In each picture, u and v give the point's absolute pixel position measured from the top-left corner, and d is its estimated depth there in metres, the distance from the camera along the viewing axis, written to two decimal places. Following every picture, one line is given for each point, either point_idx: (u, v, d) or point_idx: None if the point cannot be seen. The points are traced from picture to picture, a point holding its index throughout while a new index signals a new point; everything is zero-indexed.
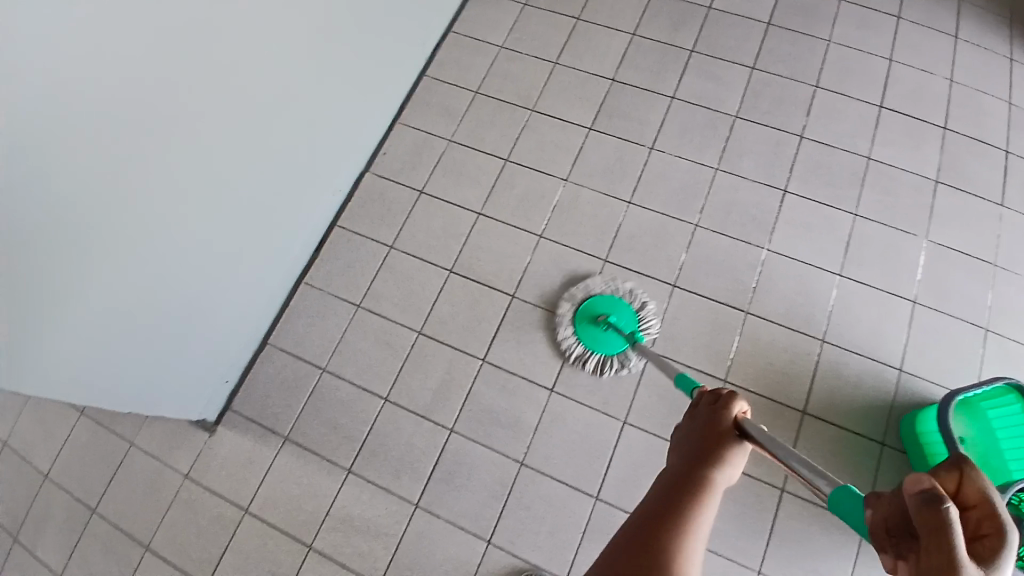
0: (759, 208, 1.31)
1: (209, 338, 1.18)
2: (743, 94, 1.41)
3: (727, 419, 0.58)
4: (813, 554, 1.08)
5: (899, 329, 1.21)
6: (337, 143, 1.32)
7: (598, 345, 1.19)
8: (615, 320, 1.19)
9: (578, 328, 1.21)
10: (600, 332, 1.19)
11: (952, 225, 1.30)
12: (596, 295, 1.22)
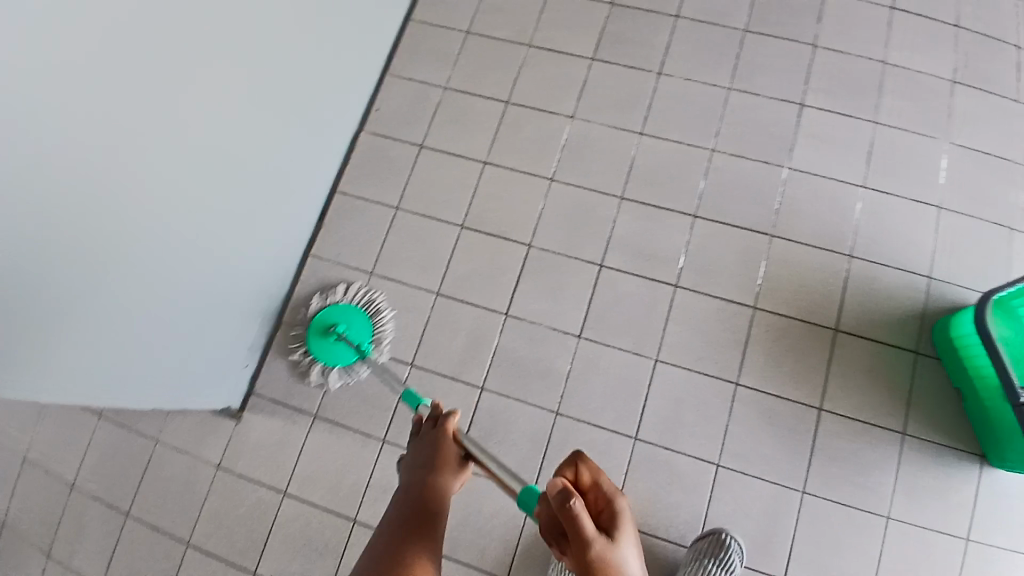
0: (779, 125, 1.24)
1: (223, 325, 1.13)
2: (750, 6, 1.33)
3: (450, 445, 0.68)
4: (857, 469, 1.09)
5: (928, 237, 1.18)
6: (330, 103, 1.23)
7: (330, 357, 1.21)
8: (344, 332, 1.20)
9: (310, 342, 1.21)
10: (330, 345, 1.21)
11: (976, 125, 1.26)
12: (321, 310, 1.23)
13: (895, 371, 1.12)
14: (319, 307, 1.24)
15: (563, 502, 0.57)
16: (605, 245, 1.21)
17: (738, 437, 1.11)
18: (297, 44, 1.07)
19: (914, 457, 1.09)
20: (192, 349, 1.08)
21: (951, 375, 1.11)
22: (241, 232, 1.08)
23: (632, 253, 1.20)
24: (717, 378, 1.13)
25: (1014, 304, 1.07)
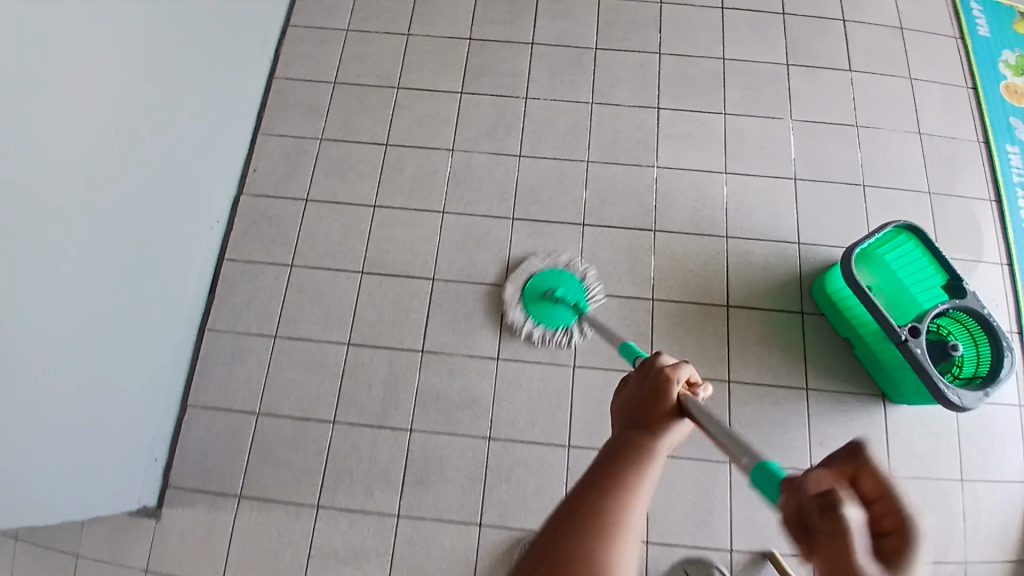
0: (641, 129, 1.36)
1: (123, 415, 1.06)
2: (598, 25, 1.44)
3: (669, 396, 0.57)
4: (773, 429, 1.16)
5: (790, 207, 1.31)
6: (201, 166, 1.20)
7: (546, 318, 1.18)
8: (563, 294, 1.19)
9: (530, 311, 1.19)
10: (549, 306, 1.19)
11: (815, 101, 1.39)
12: (537, 274, 1.21)
13: (785, 332, 1.22)
14: (536, 271, 1.22)
15: (824, 497, 0.39)
16: (505, 266, 1.25)
17: None
18: (163, 116, 1.05)
19: (821, 406, 1.18)
20: (95, 448, 1.00)
21: (838, 326, 1.21)
22: (122, 314, 1.02)
23: (531, 270, 1.25)
24: (632, 372, 1.19)
25: (879, 252, 1.17)
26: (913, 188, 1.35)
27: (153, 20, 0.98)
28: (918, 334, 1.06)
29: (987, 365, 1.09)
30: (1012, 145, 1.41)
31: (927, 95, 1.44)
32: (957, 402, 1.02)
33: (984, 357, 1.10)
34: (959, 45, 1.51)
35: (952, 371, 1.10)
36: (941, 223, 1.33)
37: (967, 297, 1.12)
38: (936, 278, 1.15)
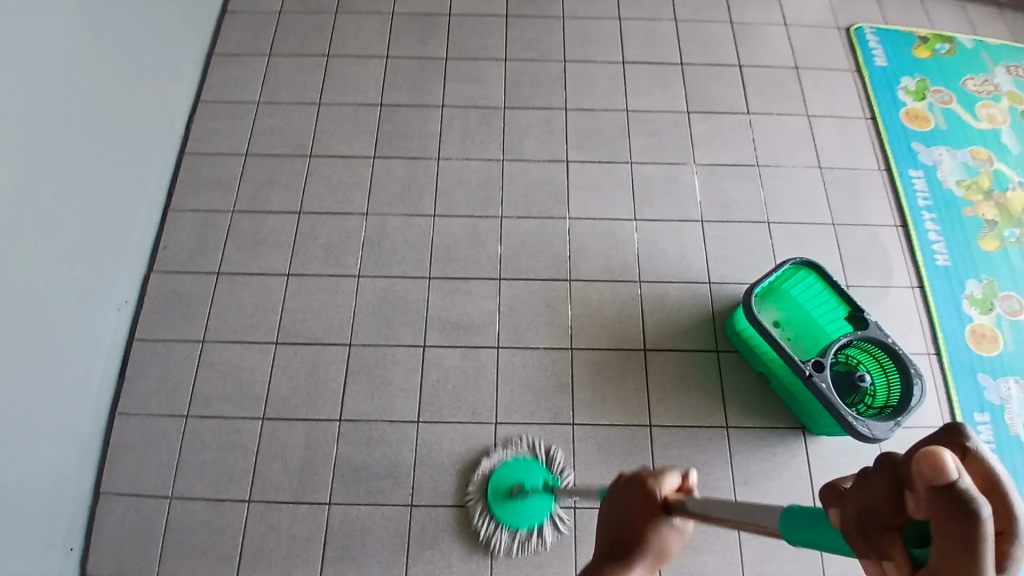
0: (551, 182, 1.40)
1: (20, 507, 1.00)
2: (505, 86, 1.50)
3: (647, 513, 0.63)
4: (699, 471, 1.16)
5: (698, 249, 1.34)
6: (97, 241, 1.19)
7: (521, 519, 1.10)
8: (528, 486, 1.11)
9: (498, 516, 1.10)
10: (518, 506, 1.11)
11: (716, 144, 1.45)
12: (496, 472, 1.12)
13: (702, 371, 1.24)
14: (490, 471, 1.13)
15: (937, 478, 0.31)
16: (423, 326, 1.26)
17: (586, 475, 1.15)
18: (42, 197, 1.05)
19: (743, 444, 1.18)
20: None
21: (752, 362, 1.23)
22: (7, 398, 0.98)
23: (447, 328, 1.26)
24: (554, 425, 1.18)
25: (783, 288, 1.21)
26: (816, 223, 1.38)
27: (22, 103, 1.01)
28: (822, 367, 1.07)
29: (897, 390, 1.08)
30: (915, 169, 1.45)
31: (828, 128, 1.48)
32: (865, 430, 1.02)
33: (895, 384, 1.09)
34: (856, 77, 1.56)
35: (865, 402, 1.10)
36: (849, 252, 1.36)
37: (870, 327, 1.13)
38: (840, 311, 1.17)
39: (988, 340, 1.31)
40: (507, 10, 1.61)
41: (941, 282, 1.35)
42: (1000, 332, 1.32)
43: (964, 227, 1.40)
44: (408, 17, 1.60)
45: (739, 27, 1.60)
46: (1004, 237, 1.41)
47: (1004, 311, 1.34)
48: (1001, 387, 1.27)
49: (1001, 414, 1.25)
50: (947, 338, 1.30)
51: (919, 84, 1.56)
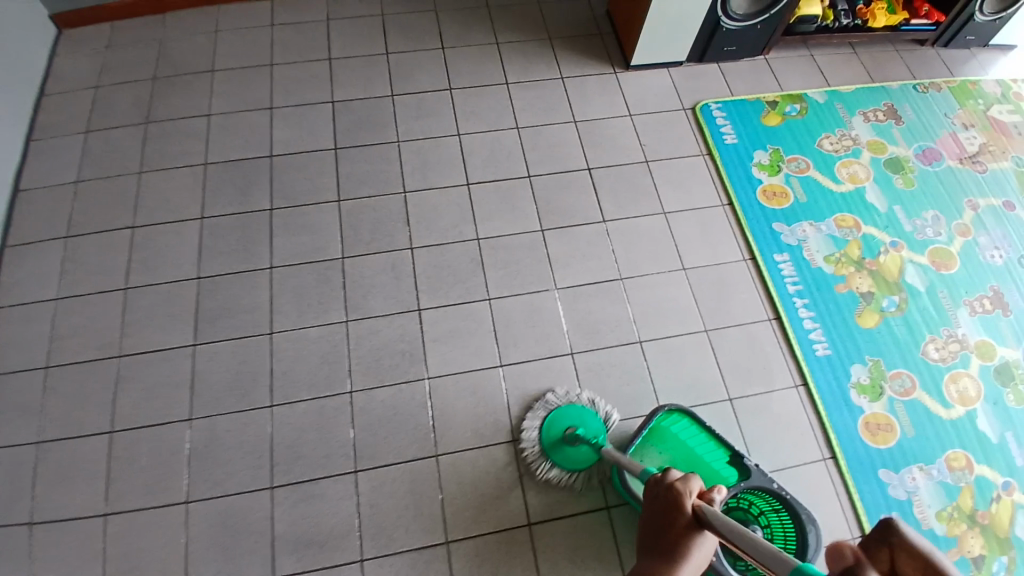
0: (404, 338, 1.24)
1: None
2: (342, 232, 1.34)
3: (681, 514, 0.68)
4: None
5: (572, 387, 1.21)
6: None
7: (579, 461, 1.13)
8: (585, 433, 1.14)
9: (556, 459, 1.13)
10: (575, 449, 1.14)
11: (578, 262, 1.34)
12: (551, 413, 1.16)
13: (595, 536, 1.11)
14: (547, 413, 1.17)
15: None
16: (271, 553, 1.08)
17: None
18: None
19: None
20: None
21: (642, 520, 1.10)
22: None
23: (300, 549, 1.08)
24: None
25: (660, 434, 1.10)
26: (688, 329, 1.30)
27: None
28: None
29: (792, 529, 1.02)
30: (781, 255, 1.42)
31: (687, 223, 1.42)
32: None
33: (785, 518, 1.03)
34: (708, 161, 1.51)
35: None
36: (728, 361, 1.28)
37: (754, 476, 1.05)
38: (721, 449, 1.08)
39: (882, 429, 1.29)
40: (336, 141, 1.46)
41: (827, 374, 1.32)
42: (895, 416, 1.31)
43: (842, 304, 1.40)
44: (226, 166, 1.43)
45: (585, 124, 1.51)
46: (883, 308, 1.42)
47: (895, 392, 1.34)
48: (905, 478, 1.25)
49: (910, 506, 1.23)
50: (840, 436, 1.26)
51: (773, 157, 1.55)
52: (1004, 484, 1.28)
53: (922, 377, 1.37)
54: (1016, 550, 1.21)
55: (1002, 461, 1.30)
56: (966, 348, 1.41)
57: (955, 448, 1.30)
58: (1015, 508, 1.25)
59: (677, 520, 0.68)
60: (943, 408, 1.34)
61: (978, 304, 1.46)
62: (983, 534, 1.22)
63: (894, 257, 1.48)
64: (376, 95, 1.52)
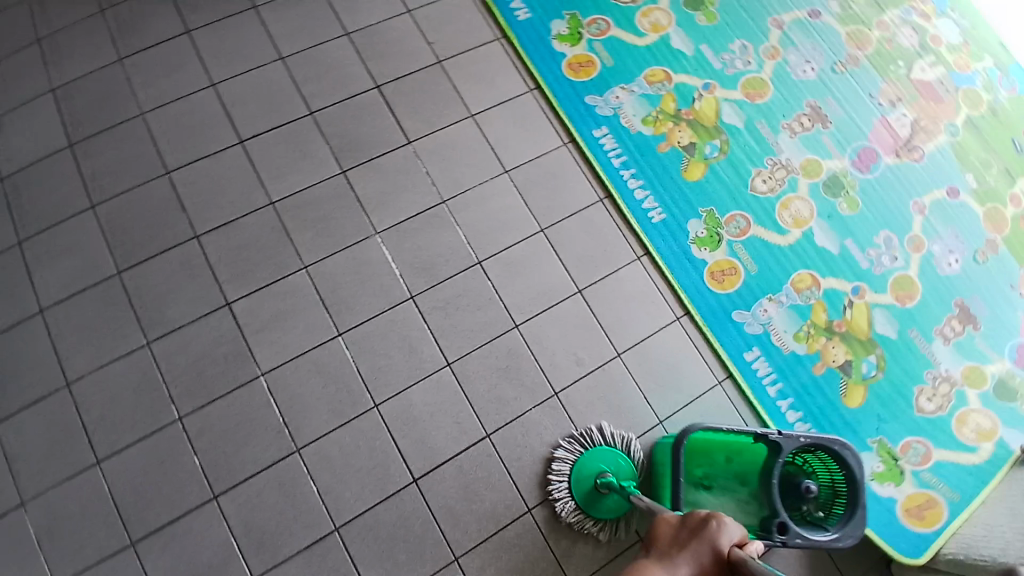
0: (221, 341, 1.08)
1: None
2: (110, 243, 1.13)
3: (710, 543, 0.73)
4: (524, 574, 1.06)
5: (561, 456, 1.12)
6: None
7: (615, 507, 1.10)
8: (617, 478, 1.12)
9: (597, 515, 1.10)
10: (608, 496, 1.11)
11: (393, 198, 1.21)
12: (576, 466, 1.11)
13: (483, 470, 1.10)
14: (573, 459, 1.13)
15: None
16: None
17: None
18: None
19: (551, 517, 1.10)
20: None
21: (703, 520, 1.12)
22: None
23: None
24: None
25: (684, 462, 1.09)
26: (525, 235, 1.24)
27: None
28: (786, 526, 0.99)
29: (839, 473, 1.08)
30: (599, 129, 1.36)
31: (499, 121, 1.31)
32: (850, 538, 1.03)
33: (823, 454, 1.09)
34: (505, 46, 1.38)
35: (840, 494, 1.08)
36: (572, 254, 1.25)
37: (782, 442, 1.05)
38: (744, 435, 1.08)
39: (728, 275, 1.33)
40: (70, 137, 1.20)
41: (664, 237, 1.31)
42: (737, 258, 1.35)
43: (667, 164, 1.38)
44: None
45: (359, 35, 1.31)
46: (706, 156, 1.41)
47: (732, 235, 1.36)
48: (758, 314, 1.31)
49: (768, 338, 1.31)
50: (689, 292, 1.29)
51: (571, 24, 1.44)
52: (854, 289, 1.38)
53: (757, 213, 1.39)
54: (878, 347, 1.35)
55: (846, 270, 1.39)
56: (794, 171, 1.44)
57: (801, 270, 1.37)
58: (869, 309, 1.37)
59: (701, 550, 0.74)
60: (780, 235, 1.39)
61: (797, 123, 1.48)
62: (843, 341, 1.34)
63: (708, 101, 1.45)
64: (100, 66, 1.25)
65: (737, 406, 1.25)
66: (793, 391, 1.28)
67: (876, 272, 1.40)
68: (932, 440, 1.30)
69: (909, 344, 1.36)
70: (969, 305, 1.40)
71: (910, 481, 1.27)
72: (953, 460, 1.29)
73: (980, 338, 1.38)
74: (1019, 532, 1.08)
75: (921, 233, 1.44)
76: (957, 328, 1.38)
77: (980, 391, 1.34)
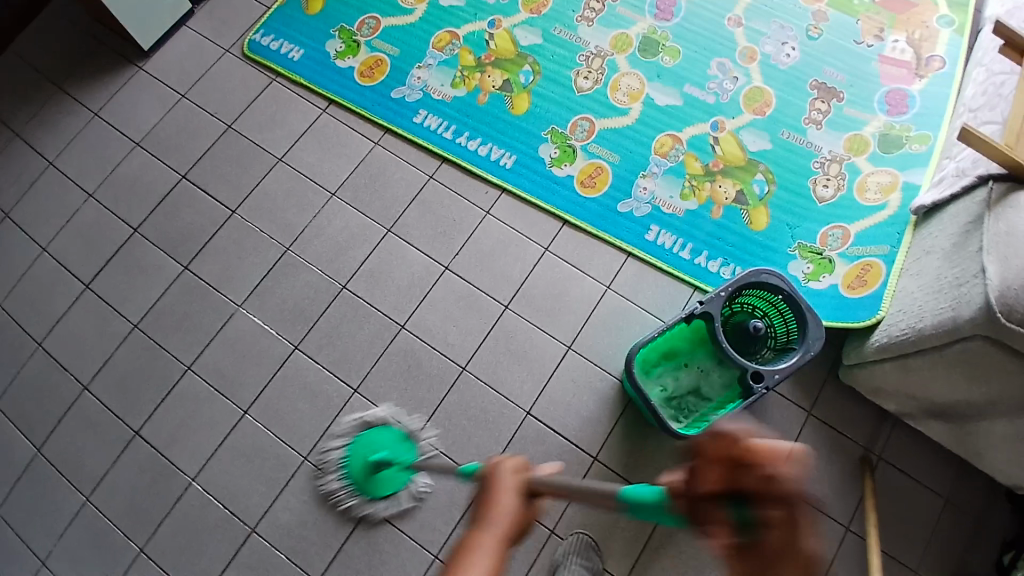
0: (142, 467, 1.15)
1: None
2: (16, 431, 1.19)
3: (503, 486, 0.72)
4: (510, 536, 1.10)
5: (338, 443, 1.13)
6: None
7: (393, 484, 1.10)
8: (392, 456, 1.11)
9: (376, 486, 1.11)
10: (391, 477, 1.10)
11: (240, 268, 1.26)
12: (348, 451, 1.12)
13: (427, 468, 1.14)
14: (352, 438, 1.14)
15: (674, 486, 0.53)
16: None
17: None
18: None
19: None
20: None
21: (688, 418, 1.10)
22: None
23: None
24: None
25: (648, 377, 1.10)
26: (374, 243, 1.28)
27: None
28: (759, 374, 1.02)
29: (778, 299, 1.09)
30: (418, 114, 1.38)
31: (306, 154, 1.35)
32: (816, 342, 1.04)
33: (752, 291, 1.10)
34: (288, 85, 1.41)
35: (782, 311, 1.10)
36: (423, 238, 1.28)
37: (708, 307, 1.06)
38: (676, 325, 1.08)
39: (597, 176, 1.33)
40: None
41: (522, 175, 1.33)
42: (598, 157, 1.34)
43: (494, 110, 1.39)
44: None
45: (147, 140, 1.37)
46: (525, 85, 1.41)
47: (583, 140, 1.36)
48: (639, 195, 1.31)
49: (660, 211, 1.31)
50: (570, 211, 1.30)
51: (343, 37, 1.45)
52: (713, 126, 1.38)
53: (596, 108, 1.39)
54: (761, 163, 1.36)
55: (698, 113, 1.40)
56: (607, 55, 1.44)
57: (658, 136, 1.37)
58: (735, 136, 1.38)
59: (509, 494, 0.71)
60: (624, 117, 1.39)
61: (589, 11, 1.48)
62: (727, 177, 1.34)
63: (501, 35, 1.45)
64: None
65: (654, 286, 1.26)
66: (705, 244, 1.29)
67: (725, 100, 1.41)
68: (845, 220, 1.30)
69: (784, 146, 1.38)
70: (825, 82, 1.44)
71: (840, 263, 1.25)
72: (871, 225, 1.29)
73: (847, 107, 1.41)
74: (924, 291, 1.07)
75: (750, 43, 1.47)
76: (824, 108, 1.42)
77: (866, 155, 1.37)
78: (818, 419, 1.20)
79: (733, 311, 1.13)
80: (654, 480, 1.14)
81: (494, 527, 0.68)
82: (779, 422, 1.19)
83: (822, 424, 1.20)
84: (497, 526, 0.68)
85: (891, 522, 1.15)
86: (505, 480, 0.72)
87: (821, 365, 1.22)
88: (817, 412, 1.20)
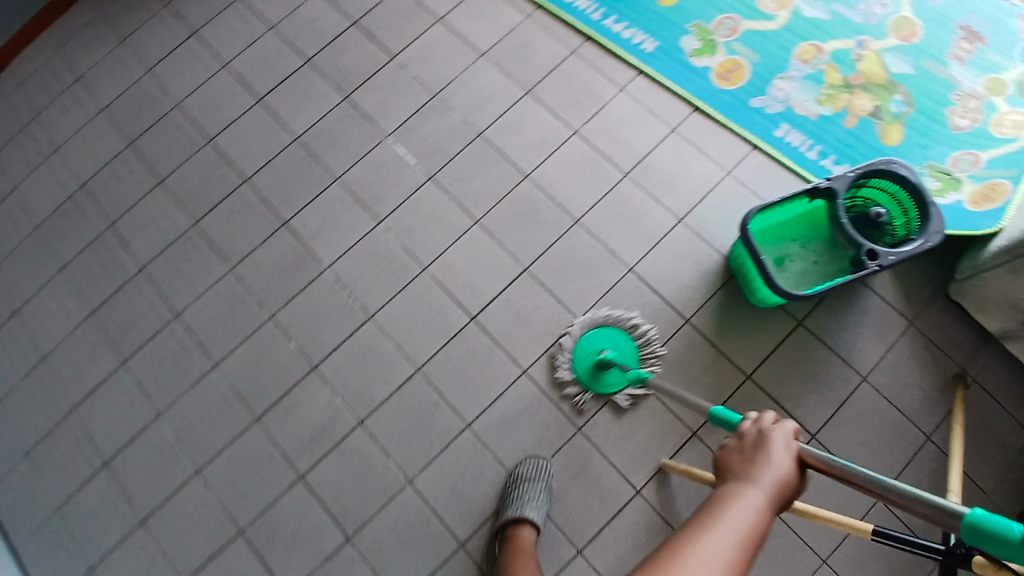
0: (284, 253, 1.32)
1: None
2: (182, 205, 1.38)
3: (784, 452, 0.69)
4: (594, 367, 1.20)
5: (607, 311, 1.22)
6: None
7: (609, 384, 1.17)
8: (616, 354, 1.19)
9: (583, 372, 1.18)
10: (615, 374, 1.18)
11: (391, 104, 1.40)
12: (577, 346, 1.20)
13: (528, 296, 1.25)
14: (576, 338, 1.21)
15: None
16: (289, 462, 1.19)
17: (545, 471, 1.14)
18: None
19: (599, 320, 1.23)
20: None
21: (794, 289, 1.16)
22: None
23: (309, 447, 1.20)
24: (453, 440, 1.18)
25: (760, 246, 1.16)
26: (512, 101, 1.38)
27: None
28: (874, 253, 1.05)
29: (900, 190, 1.11)
30: None
31: (463, 17, 1.47)
32: (934, 236, 1.04)
33: (877, 181, 1.13)
34: None
35: (901, 203, 1.12)
36: (557, 102, 1.38)
37: (832, 187, 1.09)
38: (800, 198, 1.13)
39: (734, 71, 1.37)
40: (130, 138, 1.45)
41: (661, 61, 1.39)
42: (738, 56, 1.38)
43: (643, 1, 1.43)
44: (51, 219, 1.42)
45: None
46: None
47: (726, 37, 1.39)
48: (775, 94, 1.34)
49: (792, 112, 1.33)
50: (702, 98, 1.36)
51: None
52: (858, 44, 1.38)
53: (743, 11, 1.41)
54: (901, 86, 1.34)
55: (844, 30, 1.39)
56: None
57: (801, 45, 1.38)
58: (879, 57, 1.37)
59: (786, 460, 0.68)
60: (770, 22, 1.40)
61: None
62: (865, 92, 1.34)
63: None
64: (133, 81, 1.50)
65: (771, 177, 1.30)
66: (833, 149, 1.30)
67: (872, 24, 1.39)
68: (979, 147, 1.29)
69: (929, 74, 1.35)
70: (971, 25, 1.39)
71: (968, 183, 1.25)
72: (1004, 153, 1.27)
73: (991, 52, 1.36)
74: None
75: None
76: (968, 48, 1.37)
77: (1008, 95, 1.33)
78: (918, 331, 1.20)
79: (855, 202, 1.15)
80: (738, 347, 1.20)
81: (765, 486, 0.66)
82: (877, 325, 1.21)
83: (921, 337, 1.20)
84: (764, 486, 0.66)
85: (976, 442, 1.15)
86: (786, 451, 0.69)
87: (929, 282, 1.22)
88: (917, 324, 1.20)
